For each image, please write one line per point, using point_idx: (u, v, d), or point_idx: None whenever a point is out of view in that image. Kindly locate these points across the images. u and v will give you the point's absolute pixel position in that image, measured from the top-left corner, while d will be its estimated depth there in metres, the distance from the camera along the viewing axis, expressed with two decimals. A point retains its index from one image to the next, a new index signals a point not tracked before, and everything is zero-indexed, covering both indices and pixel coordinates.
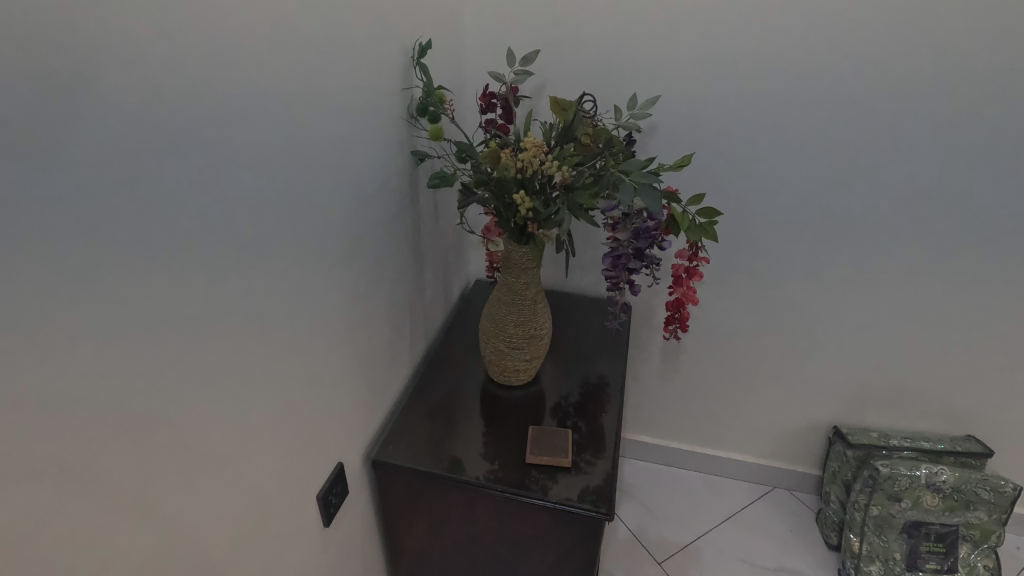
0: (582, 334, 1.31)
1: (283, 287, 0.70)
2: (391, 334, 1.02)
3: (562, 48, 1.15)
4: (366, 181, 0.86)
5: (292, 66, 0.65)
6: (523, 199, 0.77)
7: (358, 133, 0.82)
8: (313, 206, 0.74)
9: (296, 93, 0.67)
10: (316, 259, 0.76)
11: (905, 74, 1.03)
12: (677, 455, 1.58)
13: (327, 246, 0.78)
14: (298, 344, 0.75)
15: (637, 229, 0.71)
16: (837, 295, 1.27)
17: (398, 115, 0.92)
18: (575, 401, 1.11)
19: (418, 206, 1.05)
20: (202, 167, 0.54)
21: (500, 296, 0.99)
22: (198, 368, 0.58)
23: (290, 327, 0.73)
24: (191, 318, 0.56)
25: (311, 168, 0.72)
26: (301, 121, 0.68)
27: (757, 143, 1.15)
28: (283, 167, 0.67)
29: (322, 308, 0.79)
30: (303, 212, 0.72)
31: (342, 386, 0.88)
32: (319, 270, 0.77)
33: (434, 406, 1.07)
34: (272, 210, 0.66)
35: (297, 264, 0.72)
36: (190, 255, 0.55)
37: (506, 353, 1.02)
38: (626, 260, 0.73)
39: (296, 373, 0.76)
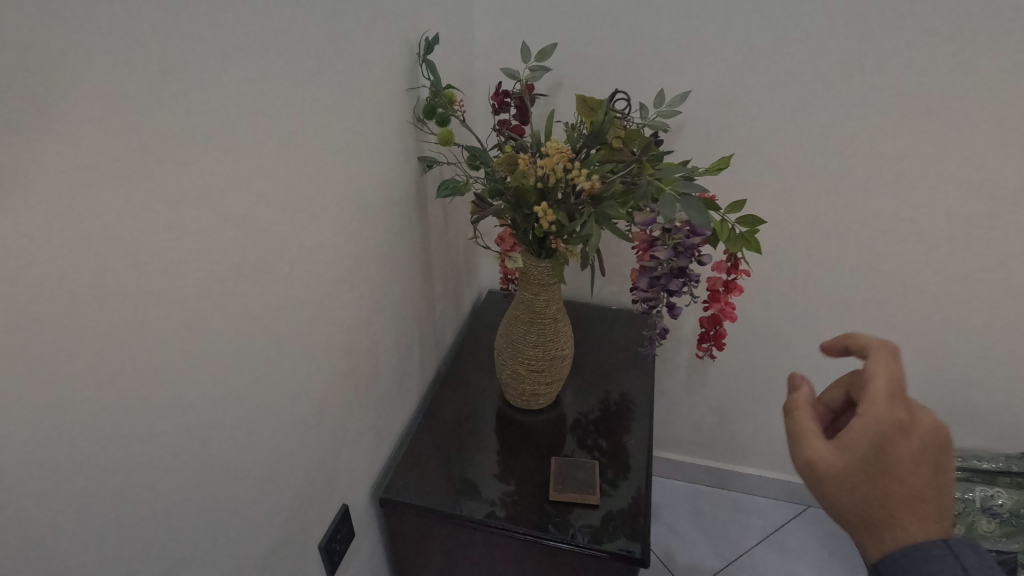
0: (605, 349, 1.22)
1: (280, 316, 0.62)
2: (400, 356, 0.93)
3: (580, 41, 1.06)
4: (371, 192, 0.78)
5: (288, 64, 0.56)
6: (546, 210, 0.68)
7: (362, 139, 0.74)
8: (313, 223, 0.65)
9: (292, 96, 0.58)
10: (317, 282, 0.68)
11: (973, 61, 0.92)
12: (704, 471, 1.50)
13: (326, 266, 0.70)
14: (299, 378, 0.67)
15: (679, 246, 0.61)
16: (883, 304, 1.16)
17: (405, 117, 0.84)
18: (596, 417, 1.04)
19: (427, 216, 0.97)
20: (185, 182, 0.45)
21: (518, 314, 0.90)
22: (187, 419, 0.50)
23: (290, 361, 0.65)
24: (169, 363, 0.47)
25: (310, 180, 0.64)
26: (299, 128, 0.60)
27: (798, 141, 1.05)
28: (279, 180, 0.58)
29: (323, 337, 0.71)
30: (302, 230, 0.63)
31: (347, 419, 0.80)
32: (322, 293, 0.69)
33: (447, 433, 0.99)
34: (267, 229, 0.57)
35: (296, 289, 0.64)
36: (169, 288, 0.46)
37: (525, 376, 0.94)
38: (665, 280, 0.64)
39: (299, 410, 0.68)
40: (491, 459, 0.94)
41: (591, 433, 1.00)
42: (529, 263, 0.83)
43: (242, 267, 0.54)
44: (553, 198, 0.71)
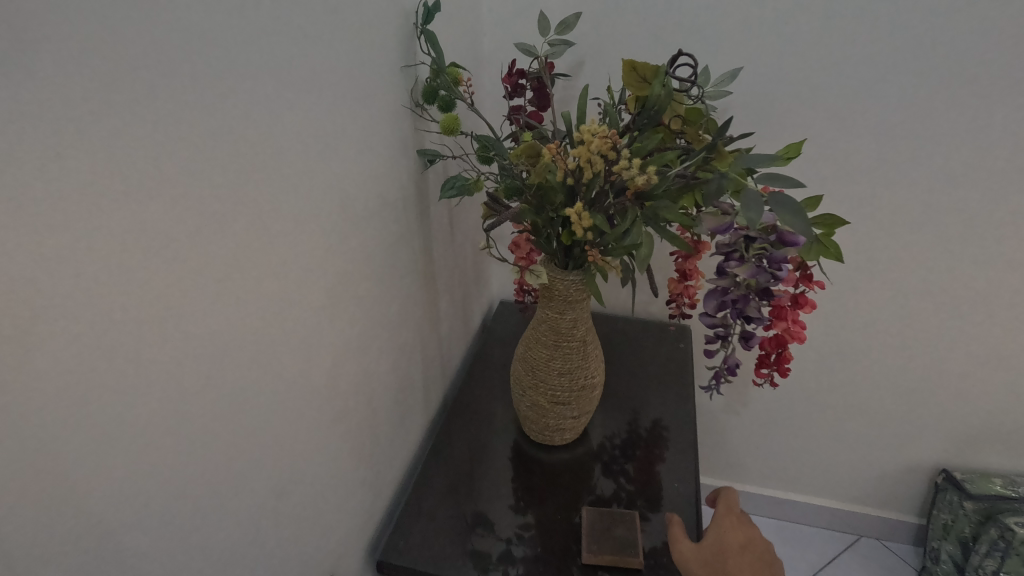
0: (636, 368, 1.06)
1: (247, 355, 0.47)
2: (403, 390, 0.78)
3: (606, 13, 0.91)
4: (367, 191, 0.63)
5: (236, 12, 0.41)
6: (581, 215, 0.54)
7: (351, 123, 0.59)
8: (286, 232, 0.50)
9: (246, 58, 0.43)
10: (294, 307, 0.53)
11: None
12: (743, 498, 1.35)
13: (306, 290, 0.55)
14: (276, 430, 0.52)
15: (764, 259, 0.45)
16: (960, 314, 1.00)
17: (401, 101, 0.68)
18: (621, 440, 0.91)
19: (433, 220, 0.82)
20: (51, 176, 0.30)
21: (540, 337, 0.75)
22: (103, 512, 0.35)
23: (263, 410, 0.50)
24: (53, 449, 0.32)
25: (279, 174, 0.49)
26: (259, 103, 0.45)
27: (867, 122, 0.89)
28: (238, 173, 0.43)
29: (304, 379, 0.56)
30: (271, 240, 0.49)
31: (338, 475, 0.64)
32: (303, 320, 0.54)
33: (458, 476, 0.84)
34: (221, 242, 0.42)
35: (267, 317, 0.49)
36: (38, 337, 0.30)
37: (548, 409, 0.79)
38: (743, 305, 0.47)
39: (277, 470, 0.53)
40: (509, 505, 0.79)
41: (616, 458, 0.88)
42: (554, 276, 0.69)
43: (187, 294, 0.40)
44: (589, 197, 0.56)
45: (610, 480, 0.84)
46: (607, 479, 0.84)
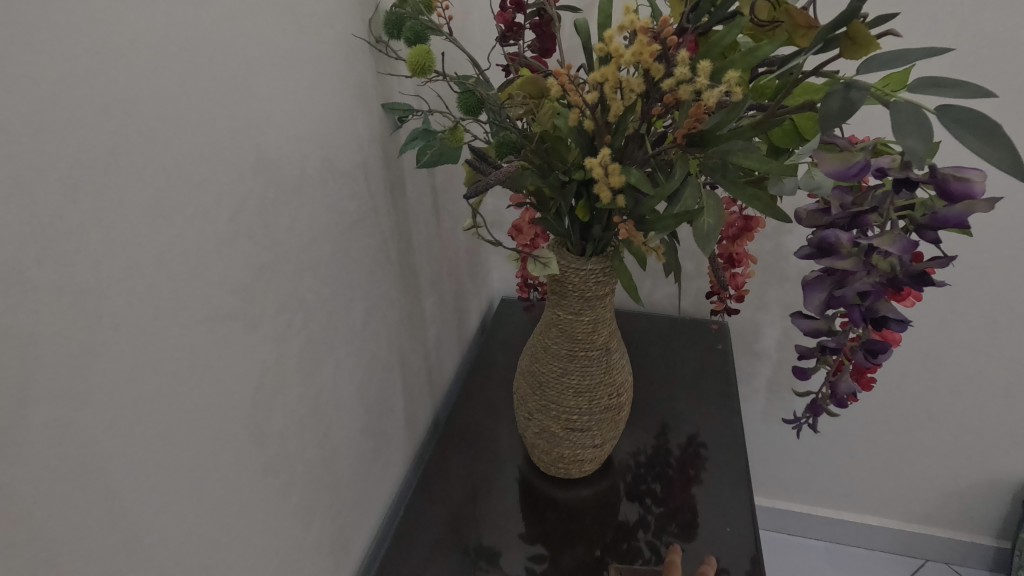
0: (665, 374, 0.89)
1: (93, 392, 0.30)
2: (375, 414, 0.61)
3: None
4: (306, 153, 0.45)
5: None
6: (608, 172, 0.36)
7: (275, 49, 0.41)
8: (161, 201, 0.33)
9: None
10: (189, 316, 0.36)
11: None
12: (789, 517, 1.17)
13: (213, 292, 0.38)
14: (166, 497, 0.35)
15: (924, 223, 0.28)
16: None
17: (357, 35, 0.50)
18: (647, 457, 0.75)
19: (411, 199, 0.65)
20: None
21: (549, 345, 0.58)
22: None
23: (137, 469, 0.33)
24: None
25: (137, 106, 0.31)
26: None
27: (959, 63, 0.70)
28: (40, 99, 0.26)
29: (218, 421, 0.39)
30: (130, 211, 0.31)
31: (284, 539, 0.48)
32: (206, 334, 0.37)
33: (452, 516, 0.67)
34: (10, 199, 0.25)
35: (134, 330, 0.32)
36: None
37: (562, 437, 0.62)
38: (875, 299, 0.29)
39: (173, 555, 0.36)
40: (518, 531, 0.65)
41: (640, 476, 0.73)
42: (567, 264, 0.51)
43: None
44: (619, 147, 0.38)
45: (634, 502, 0.69)
46: (631, 501, 0.69)
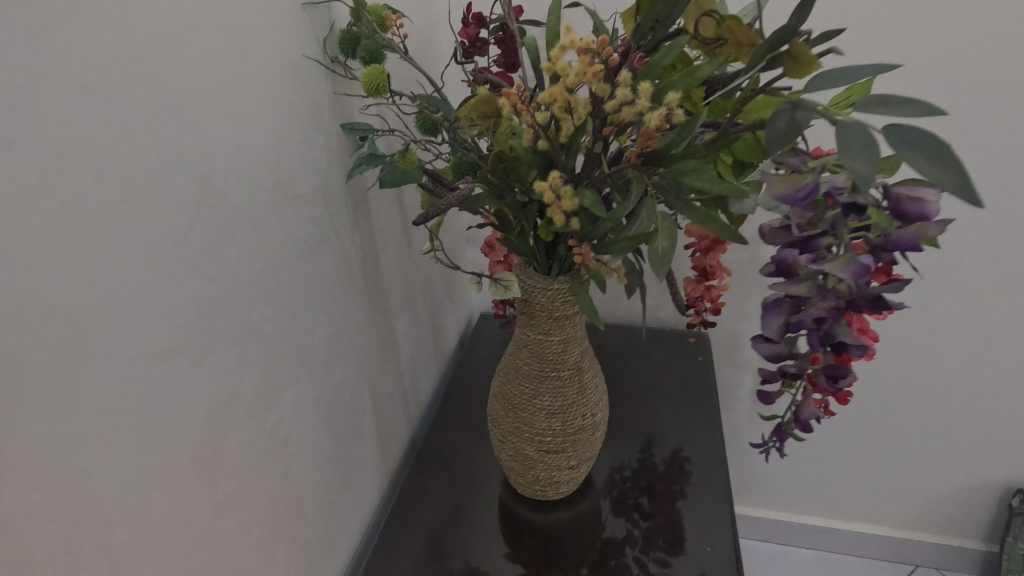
0: (646, 385, 0.88)
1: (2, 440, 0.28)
2: (344, 440, 0.60)
3: None
4: (258, 177, 0.44)
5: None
6: (559, 195, 0.35)
7: (219, 70, 0.40)
8: (99, 234, 0.32)
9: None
10: (132, 352, 0.35)
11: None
12: (777, 527, 1.16)
13: (158, 326, 0.36)
14: (99, 546, 0.33)
15: (875, 244, 0.27)
16: None
17: (311, 57, 0.50)
18: (632, 471, 0.74)
19: (376, 219, 0.63)
20: None
21: (520, 366, 0.56)
22: None
23: (62, 515, 0.31)
24: None
25: (63, 137, 0.30)
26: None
27: (926, 70, 0.70)
28: None
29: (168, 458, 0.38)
30: (63, 247, 0.30)
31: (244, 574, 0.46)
32: (149, 369, 0.36)
33: (430, 538, 0.66)
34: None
35: (63, 370, 0.31)
36: None
37: (536, 459, 0.60)
38: (832, 324, 0.28)
39: None
40: (503, 552, 0.64)
41: (626, 490, 0.72)
42: (532, 282, 0.50)
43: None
44: (573, 168, 0.37)
45: (622, 518, 0.68)
46: (618, 517, 0.68)
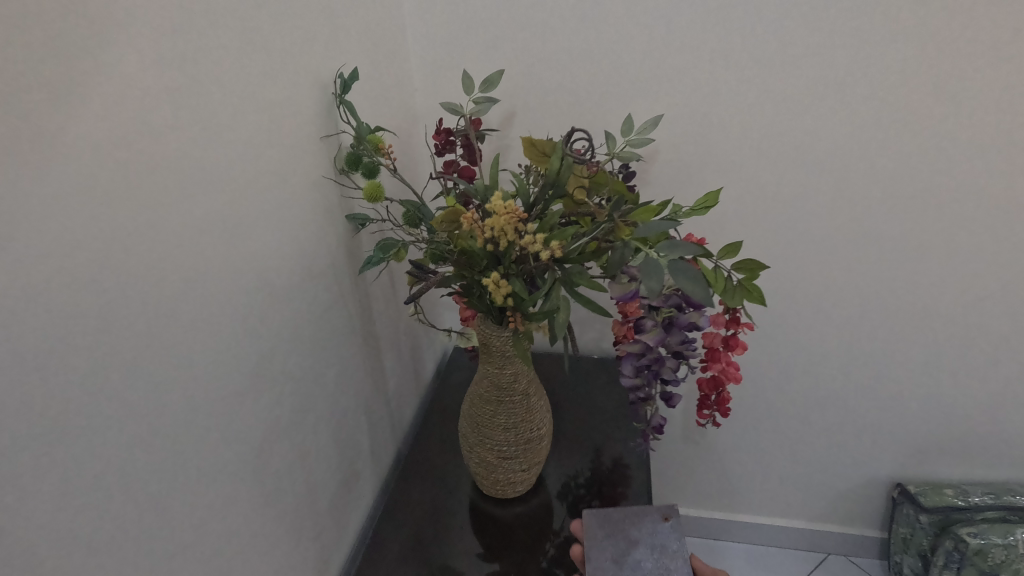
0: (589, 404, 1.08)
1: (138, 443, 0.46)
2: (346, 448, 0.79)
3: (528, 70, 0.94)
4: (289, 261, 0.64)
5: (101, 91, 0.41)
6: (498, 283, 0.55)
7: (268, 195, 0.60)
8: (205, 308, 0.52)
9: (118, 136, 0.43)
10: (217, 381, 0.54)
11: (984, 43, 0.80)
12: (712, 526, 1.35)
13: (232, 365, 0.56)
14: (196, 503, 0.52)
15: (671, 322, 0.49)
16: (892, 333, 1.04)
17: (325, 172, 0.70)
18: (585, 478, 0.92)
19: (370, 279, 0.83)
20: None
21: (483, 394, 0.75)
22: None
23: (180, 480, 0.50)
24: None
25: (192, 253, 0.50)
26: (142, 182, 0.45)
27: (784, 160, 0.93)
28: (146, 261, 0.46)
29: (236, 450, 0.57)
30: (189, 317, 0.50)
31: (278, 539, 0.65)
32: (226, 392, 0.56)
33: (415, 528, 0.84)
34: (94, 325, 0.42)
35: (188, 391, 0.51)
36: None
37: (496, 465, 0.78)
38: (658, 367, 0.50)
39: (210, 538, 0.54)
40: (472, 539, 0.82)
41: (578, 493, 0.89)
42: (489, 332, 0.68)
43: (42, 386, 0.38)
44: (510, 263, 0.57)
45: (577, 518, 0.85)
46: (573, 517, 0.85)
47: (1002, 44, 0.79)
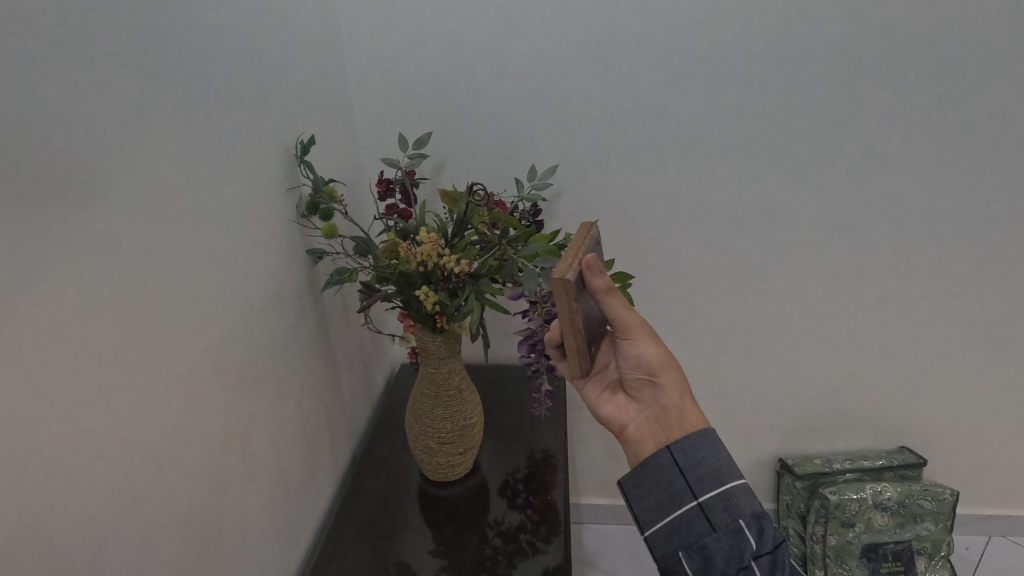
0: (518, 406, 1.29)
1: (161, 413, 0.65)
2: (310, 440, 0.97)
3: (453, 133, 1.16)
4: (262, 287, 0.84)
5: (129, 182, 0.60)
6: (428, 293, 0.75)
7: (247, 236, 0.81)
8: (205, 318, 0.72)
9: (150, 202, 0.63)
10: (212, 375, 0.74)
11: (791, 109, 1.07)
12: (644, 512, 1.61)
13: (221, 364, 0.75)
14: (200, 465, 0.71)
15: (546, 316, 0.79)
16: (758, 332, 1.30)
17: (289, 217, 0.91)
18: (520, 471, 1.10)
19: (327, 302, 1.03)
20: (67, 301, 0.53)
21: (423, 391, 0.92)
22: (101, 498, 0.57)
23: (190, 444, 0.69)
24: (63, 465, 0.53)
25: (195, 278, 0.70)
26: (167, 228, 0.65)
27: (658, 199, 1.17)
28: (168, 281, 0.66)
29: (226, 429, 0.76)
30: (193, 324, 0.70)
31: (257, 507, 0.82)
32: (219, 383, 0.75)
33: (371, 510, 1.01)
34: (133, 333, 0.61)
35: (194, 377, 0.70)
36: (64, 394, 0.53)
37: (437, 450, 0.95)
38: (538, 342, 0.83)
39: (208, 493, 0.72)
40: (419, 515, 0.99)
41: (511, 479, 1.08)
42: (425, 339, 0.86)
43: (105, 370, 0.57)
44: (436, 279, 0.77)
45: (516, 511, 1.00)
46: (513, 511, 1.00)
47: (803, 110, 1.07)
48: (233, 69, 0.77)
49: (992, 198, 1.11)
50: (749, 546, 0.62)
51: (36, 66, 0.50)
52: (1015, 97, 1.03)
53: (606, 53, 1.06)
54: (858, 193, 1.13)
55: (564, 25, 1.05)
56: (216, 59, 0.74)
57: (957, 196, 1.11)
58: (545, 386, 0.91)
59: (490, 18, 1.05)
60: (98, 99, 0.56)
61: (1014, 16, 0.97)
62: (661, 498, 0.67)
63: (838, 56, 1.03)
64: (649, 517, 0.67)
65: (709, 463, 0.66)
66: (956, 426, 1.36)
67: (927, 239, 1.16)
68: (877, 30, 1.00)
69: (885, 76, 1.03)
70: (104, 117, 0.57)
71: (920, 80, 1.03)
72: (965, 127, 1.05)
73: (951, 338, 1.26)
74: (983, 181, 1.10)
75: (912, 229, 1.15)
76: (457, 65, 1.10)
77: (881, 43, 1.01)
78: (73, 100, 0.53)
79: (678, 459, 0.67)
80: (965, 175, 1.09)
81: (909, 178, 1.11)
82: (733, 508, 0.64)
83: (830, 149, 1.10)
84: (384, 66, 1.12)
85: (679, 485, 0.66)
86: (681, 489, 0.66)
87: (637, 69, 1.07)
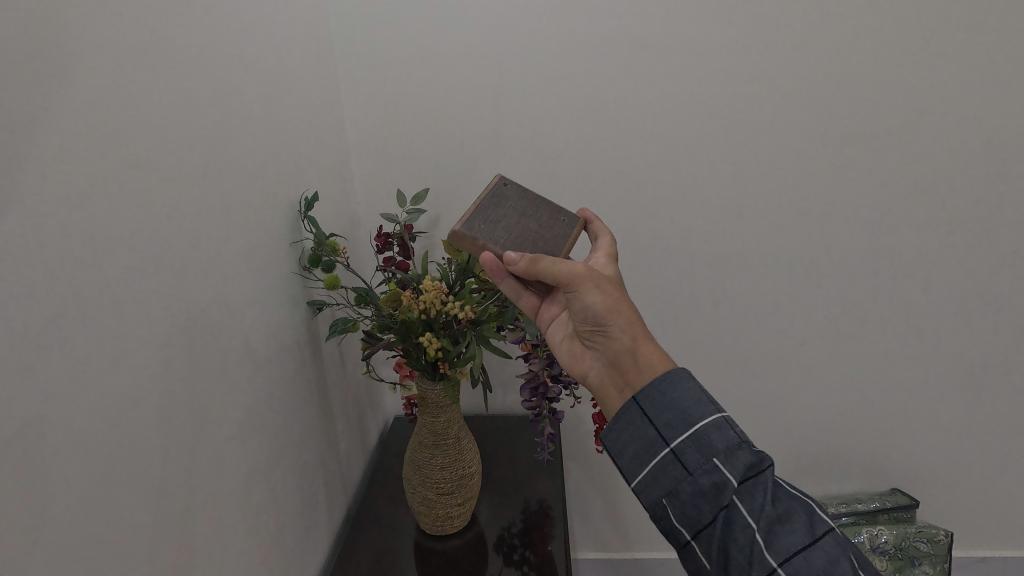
0: (513, 456, 1.28)
1: (177, 450, 0.66)
2: (308, 491, 0.96)
3: (447, 190, 1.22)
4: (267, 334, 0.87)
5: (162, 228, 0.65)
6: (431, 338, 0.78)
7: (255, 284, 0.85)
8: (217, 361, 0.75)
9: (177, 246, 0.67)
10: (223, 420, 0.75)
11: (763, 163, 1.15)
12: (616, 567, 1.58)
13: (230, 407, 0.77)
14: (208, 506, 0.71)
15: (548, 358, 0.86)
16: (746, 375, 1.33)
17: (291, 269, 0.95)
18: (517, 526, 1.08)
19: (324, 352, 1.05)
20: (103, 338, 0.56)
21: (422, 441, 0.92)
22: (120, 529, 0.57)
23: (200, 485, 0.70)
24: (90, 495, 0.54)
25: (211, 322, 0.74)
26: (189, 271, 0.70)
27: (644, 249, 1.23)
28: (188, 324, 0.69)
29: (231, 473, 0.76)
30: (207, 368, 0.72)
31: (258, 558, 0.81)
32: (228, 426, 0.76)
33: (366, 567, 0.98)
34: (156, 371, 0.63)
35: (208, 418, 0.72)
36: (92, 429, 0.55)
37: (435, 500, 0.94)
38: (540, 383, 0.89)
39: (214, 539, 0.72)
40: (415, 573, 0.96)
41: (509, 534, 1.06)
42: (424, 386, 0.88)
43: (130, 403, 0.59)
44: (438, 326, 0.81)
45: (512, 567, 0.98)
46: (509, 567, 0.98)
47: (771, 164, 1.16)
48: (248, 130, 0.83)
49: (955, 241, 1.19)
50: (728, 481, 0.59)
51: (92, 122, 0.55)
52: (965, 151, 1.12)
53: (591, 113, 1.14)
54: (832, 240, 1.20)
55: (550, 89, 1.13)
56: (234, 120, 0.80)
57: (924, 240, 1.19)
58: (546, 430, 0.95)
59: (482, 84, 1.13)
60: (140, 151, 0.61)
61: (956, 80, 1.08)
62: (638, 449, 0.63)
63: (801, 114, 1.12)
64: (631, 468, 0.63)
65: (677, 407, 0.62)
66: (945, 465, 1.39)
67: (899, 281, 1.22)
68: (833, 93, 1.10)
69: (843, 134, 1.13)
70: (144, 166, 0.62)
71: (879, 135, 1.12)
72: (923, 177, 1.14)
73: (932, 376, 1.30)
74: (947, 227, 1.18)
75: (885, 271, 1.22)
76: (450, 125, 1.17)
77: (840, 102, 1.11)
78: (110, 158, 0.57)
79: (644, 407, 0.64)
80: (927, 220, 1.17)
81: (878, 224, 1.18)
82: (706, 447, 0.60)
83: (802, 198, 1.17)
84: (383, 127, 1.18)
85: (651, 435, 0.62)
86: (653, 438, 0.62)
87: (620, 128, 1.14)
